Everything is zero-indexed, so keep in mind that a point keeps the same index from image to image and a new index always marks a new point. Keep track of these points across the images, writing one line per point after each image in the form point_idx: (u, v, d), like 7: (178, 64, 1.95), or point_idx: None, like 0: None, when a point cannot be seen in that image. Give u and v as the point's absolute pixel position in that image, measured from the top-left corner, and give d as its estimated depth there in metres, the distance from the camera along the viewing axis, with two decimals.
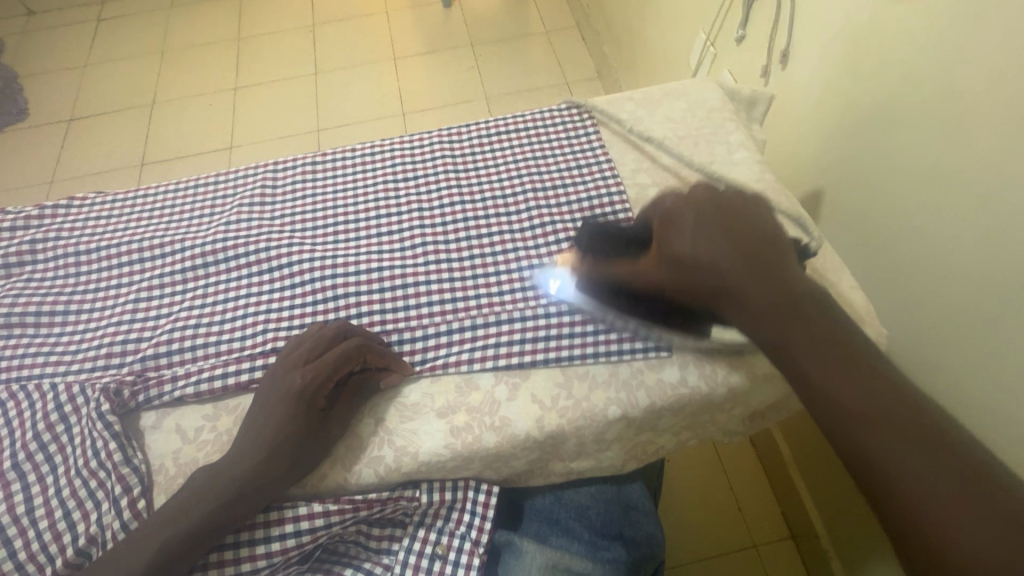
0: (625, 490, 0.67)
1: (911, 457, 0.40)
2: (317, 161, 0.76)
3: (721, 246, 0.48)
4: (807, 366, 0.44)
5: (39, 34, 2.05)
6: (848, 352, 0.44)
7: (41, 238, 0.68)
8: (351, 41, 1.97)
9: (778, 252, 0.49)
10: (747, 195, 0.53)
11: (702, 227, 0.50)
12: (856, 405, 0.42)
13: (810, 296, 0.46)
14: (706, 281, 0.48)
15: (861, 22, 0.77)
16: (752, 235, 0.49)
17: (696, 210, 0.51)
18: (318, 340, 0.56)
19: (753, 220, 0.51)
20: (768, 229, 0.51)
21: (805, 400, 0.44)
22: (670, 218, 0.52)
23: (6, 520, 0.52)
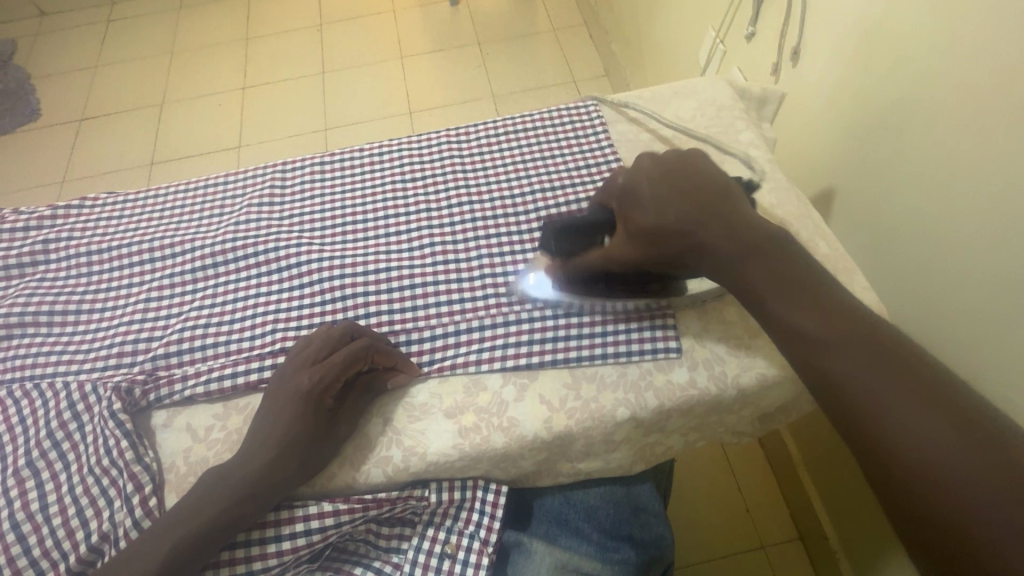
0: (635, 489, 0.66)
1: (904, 404, 0.39)
2: (325, 161, 0.76)
3: (681, 209, 0.51)
4: (781, 311, 0.46)
5: (51, 35, 2.07)
6: (828, 297, 0.45)
7: (53, 238, 0.69)
8: (358, 40, 1.98)
9: (733, 203, 0.52)
10: (694, 153, 0.56)
11: (660, 199, 0.52)
12: (840, 349, 0.42)
13: (769, 240, 0.49)
14: (673, 243, 0.51)
15: (873, 18, 0.76)
16: (708, 193, 0.52)
17: (649, 182, 0.54)
18: (326, 340, 0.56)
19: (707, 176, 0.54)
20: (722, 181, 0.53)
21: (782, 345, 0.46)
22: (630, 193, 0.55)
23: (21, 517, 0.52)
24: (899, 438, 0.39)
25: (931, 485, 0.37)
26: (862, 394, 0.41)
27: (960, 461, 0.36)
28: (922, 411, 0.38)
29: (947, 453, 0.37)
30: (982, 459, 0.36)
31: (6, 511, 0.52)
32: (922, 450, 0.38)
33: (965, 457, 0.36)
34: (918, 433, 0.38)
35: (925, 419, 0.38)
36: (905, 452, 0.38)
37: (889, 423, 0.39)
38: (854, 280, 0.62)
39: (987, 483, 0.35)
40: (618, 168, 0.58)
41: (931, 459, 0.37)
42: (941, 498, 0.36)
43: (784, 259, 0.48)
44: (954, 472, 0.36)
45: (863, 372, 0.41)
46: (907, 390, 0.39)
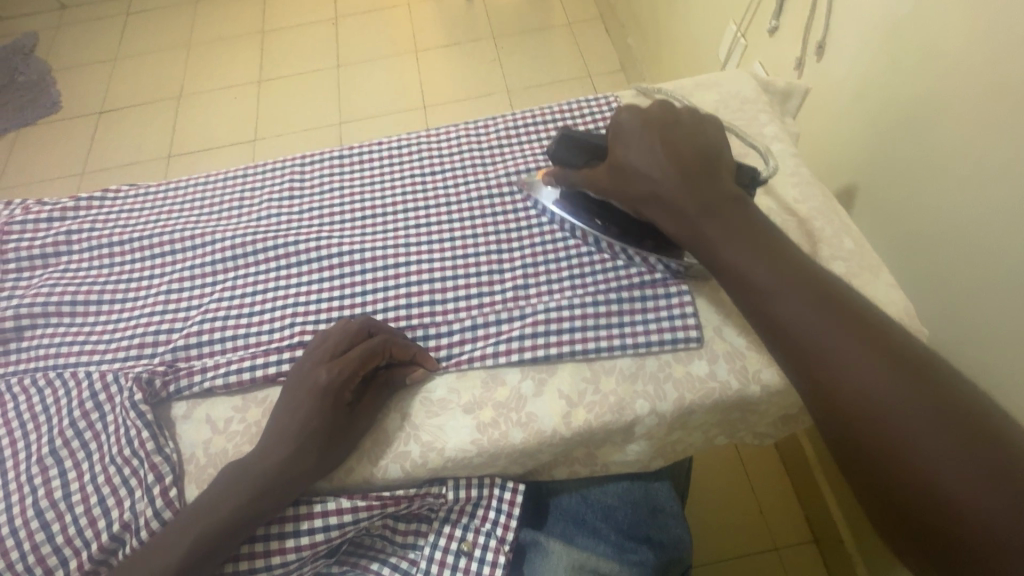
0: (652, 489, 0.65)
1: (864, 365, 0.41)
2: (344, 155, 0.76)
3: (661, 157, 0.52)
4: (748, 271, 0.46)
5: (71, 28, 2.09)
6: (796, 262, 0.46)
7: (76, 230, 0.69)
8: (373, 33, 1.97)
9: (716, 163, 0.52)
10: (698, 113, 0.57)
11: (647, 142, 0.54)
12: (803, 307, 0.44)
13: (739, 203, 0.50)
14: (646, 192, 0.53)
15: (904, 10, 0.74)
16: (691, 146, 0.53)
17: (644, 124, 0.55)
18: (343, 334, 0.56)
19: (696, 135, 0.54)
20: (711, 144, 0.54)
21: (744, 307, 0.47)
22: (621, 131, 0.56)
23: (45, 505, 0.53)
24: (866, 405, 0.40)
25: (902, 455, 0.38)
26: (828, 361, 0.42)
27: (918, 427, 0.38)
28: (883, 372, 0.40)
29: (914, 423, 0.38)
30: (946, 430, 0.37)
31: (31, 498, 0.53)
32: (888, 419, 0.39)
33: (925, 428, 0.38)
34: (884, 401, 0.39)
35: (890, 387, 0.40)
36: (872, 421, 0.40)
37: (857, 390, 0.40)
38: (883, 279, 0.60)
39: (954, 453, 0.37)
40: (623, 105, 0.59)
41: (900, 429, 0.39)
42: (909, 466, 0.38)
43: (753, 224, 0.49)
44: (920, 440, 0.38)
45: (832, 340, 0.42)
46: (866, 352, 0.41)
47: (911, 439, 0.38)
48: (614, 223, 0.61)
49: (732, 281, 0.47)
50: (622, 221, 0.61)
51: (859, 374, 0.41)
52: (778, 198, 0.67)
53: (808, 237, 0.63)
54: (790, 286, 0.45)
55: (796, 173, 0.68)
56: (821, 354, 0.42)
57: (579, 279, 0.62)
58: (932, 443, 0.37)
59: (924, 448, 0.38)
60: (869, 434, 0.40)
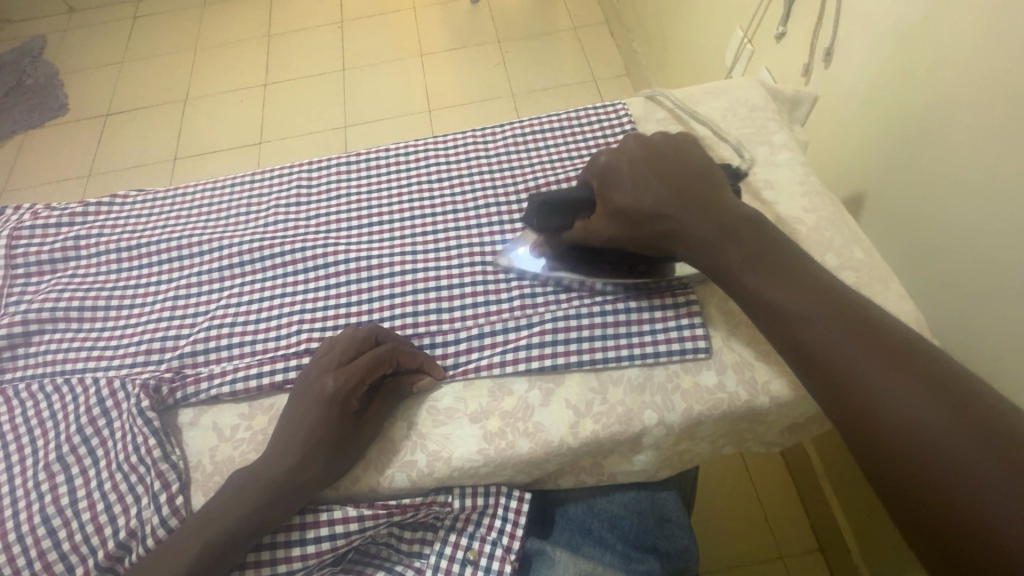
0: (659, 498, 0.65)
1: (893, 386, 0.40)
2: (351, 161, 0.76)
3: (658, 187, 0.53)
4: (761, 289, 0.47)
5: (79, 31, 2.11)
6: (806, 276, 0.47)
7: (84, 235, 0.70)
8: (378, 37, 1.98)
9: (712, 185, 0.53)
10: (680, 139, 0.58)
11: (639, 178, 0.54)
12: (823, 332, 0.44)
13: (747, 223, 0.51)
14: (654, 224, 0.53)
15: (913, 18, 0.73)
16: (684, 172, 0.54)
17: (630, 161, 0.55)
18: (350, 342, 0.56)
19: (682, 161, 0.55)
20: (700, 166, 0.55)
21: (763, 327, 0.48)
22: (608, 171, 0.56)
23: (51, 511, 0.53)
24: (895, 422, 0.39)
25: (940, 473, 0.37)
26: (849, 380, 0.42)
27: (962, 446, 0.37)
28: (914, 391, 0.39)
29: (948, 437, 0.37)
30: (981, 442, 0.36)
31: (37, 504, 0.53)
32: (921, 435, 0.38)
33: (970, 446, 0.36)
34: (914, 415, 0.39)
35: (917, 400, 0.39)
36: (904, 438, 0.39)
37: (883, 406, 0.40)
38: (893, 289, 0.60)
39: (987, 464, 0.36)
40: (601, 148, 0.59)
41: (933, 445, 0.37)
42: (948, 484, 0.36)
43: (761, 241, 0.50)
44: (957, 454, 0.37)
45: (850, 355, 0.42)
46: (893, 370, 0.41)
47: (960, 461, 0.36)
48: (607, 264, 0.59)
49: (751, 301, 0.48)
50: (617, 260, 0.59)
51: (884, 390, 0.40)
52: (786, 207, 0.66)
53: (816, 247, 0.63)
54: (801, 304, 0.45)
55: (804, 182, 0.68)
56: (842, 372, 0.42)
57: (586, 289, 0.62)
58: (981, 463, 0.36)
59: (962, 463, 0.36)
60: (901, 452, 0.39)
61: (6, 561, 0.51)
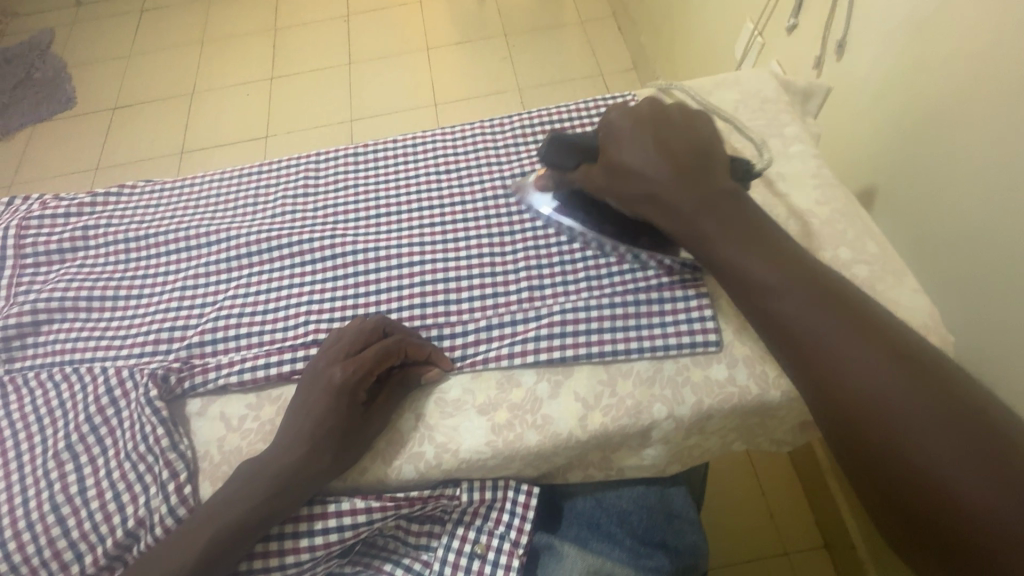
0: (667, 494, 0.65)
1: (869, 369, 0.41)
2: (358, 152, 0.75)
3: (654, 155, 0.52)
4: (744, 265, 0.47)
5: (87, 25, 2.11)
6: (794, 258, 0.47)
7: (92, 225, 0.70)
8: (384, 31, 1.97)
9: (710, 160, 0.53)
10: (690, 109, 0.57)
11: (638, 142, 0.54)
12: (806, 308, 0.44)
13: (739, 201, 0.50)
14: (641, 190, 0.52)
15: (929, 8, 0.72)
16: (684, 143, 0.53)
17: (633, 124, 0.55)
18: (358, 333, 0.56)
19: (687, 131, 0.54)
20: (704, 139, 0.54)
21: (741, 302, 0.48)
22: (612, 130, 0.56)
23: (61, 499, 0.53)
24: (864, 401, 0.40)
25: (902, 453, 0.39)
26: (823, 356, 0.42)
27: (926, 435, 0.38)
28: (888, 378, 0.40)
29: (914, 422, 0.39)
30: (947, 428, 0.38)
31: (47, 493, 0.53)
32: (888, 416, 0.39)
33: (932, 436, 0.38)
34: (883, 398, 0.40)
35: (887, 384, 0.40)
36: (871, 417, 0.40)
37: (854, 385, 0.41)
38: (907, 284, 0.59)
39: (947, 454, 0.37)
40: (612, 104, 0.59)
41: (899, 427, 0.39)
42: (909, 464, 0.38)
43: (749, 220, 0.49)
44: (919, 437, 0.38)
45: (829, 335, 0.43)
46: (871, 355, 0.41)
47: (921, 450, 0.38)
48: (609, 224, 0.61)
49: (729, 276, 0.48)
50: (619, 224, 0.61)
51: (856, 370, 0.41)
52: (799, 200, 0.65)
53: (829, 240, 0.62)
54: (785, 281, 0.45)
55: (816, 174, 0.67)
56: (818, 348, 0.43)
57: (595, 281, 0.61)
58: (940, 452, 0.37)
59: (924, 445, 0.38)
60: (866, 430, 0.40)
61: (17, 548, 0.52)
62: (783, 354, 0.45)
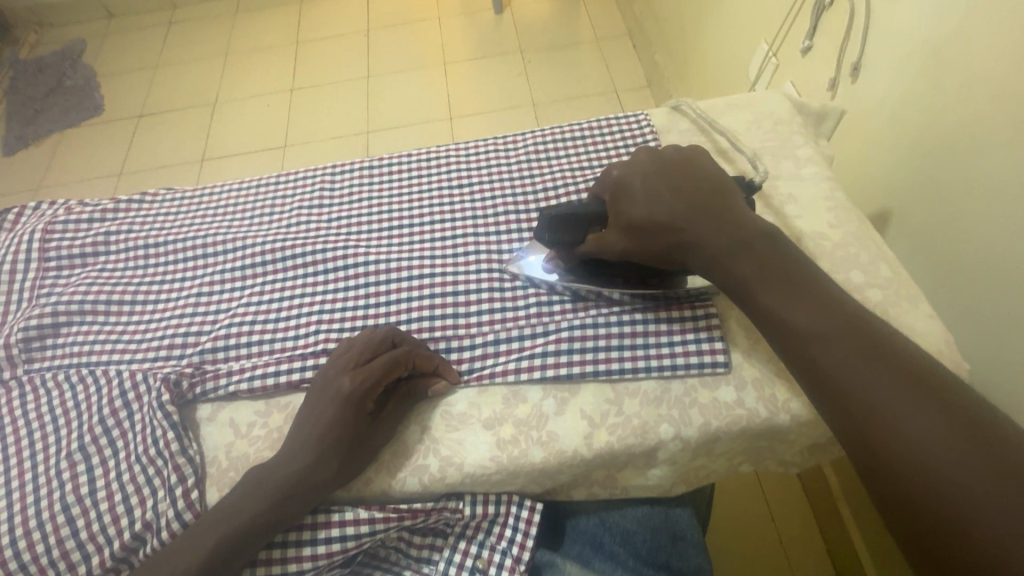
0: (673, 514, 0.63)
1: (904, 405, 0.40)
2: (374, 165, 0.77)
3: (668, 202, 0.53)
4: (773, 305, 0.47)
5: (116, 36, 2.18)
6: (824, 294, 0.47)
7: (114, 231, 0.72)
8: (403, 46, 2.01)
9: (722, 198, 0.53)
10: (686, 152, 0.57)
11: (651, 193, 0.54)
12: (832, 349, 0.44)
13: (757, 236, 0.50)
14: (663, 235, 0.53)
15: (946, 33, 0.72)
16: (700, 187, 0.54)
17: (644, 176, 0.55)
18: (366, 345, 0.56)
19: (694, 176, 0.55)
20: (713, 181, 0.55)
21: (775, 342, 0.47)
22: (620, 187, 0.56)
23: (71, 500, 0.54)
24: (905, 444, 0.39)
25: (953, 495, 0.37)
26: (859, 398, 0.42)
27: (971, 471, 0.37)
28: (922, 413, 0.39)
29: (955, 453, 0.38)
30: (991, 464, 0.37)
31: (58, 493, 0.54)
32: (935, 459, 0.38)
33: (977, 470, 0.37)
34: (924, 438, 0.39)
35: (929, 425, 0.39)
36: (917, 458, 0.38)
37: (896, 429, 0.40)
38: (921, 309, 0.58)
39: (994, 488, 0.36)
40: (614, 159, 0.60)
41: (950, 469, 0.37)
42: (964, 508, 0.36)
43: (778, 256, 0.49)
44: (971, 479, 0.37)
45: (856, 371, 0.42)
46: (903, 391, 0.41)
47: (971, 487, 0.36)
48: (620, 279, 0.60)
49: (762, 316, 0.48)
50: (632, 277, 0.59)
51: (893, 414, 0.40)
52: (812, 221, 0.65)
53: (841, 263, 0.62)
54: (816, 320, 0.45)
55: (828, 196, 0.67)
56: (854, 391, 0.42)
57: (604, 299, 0.61)
58: (989, 487, 0.36)
59: (979, 490, 0.36)
60: (911, 474, 0.39)
61: (26, 548, 0.52)
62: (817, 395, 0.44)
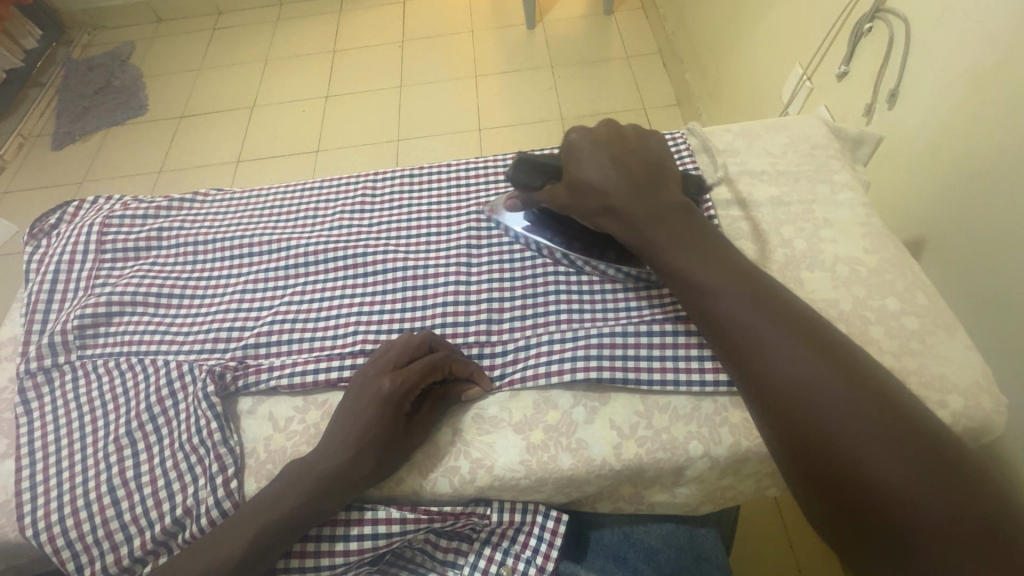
0: (698, 534, 0.63)
1: (813, 374, 0.45)
2: (415, 174, 0.79)
3: (611, 171, 0.57)
4: (702, 273, 0.52)
5: (164, 40, 2.28)
6: (744, 267, 0.52)
7: (167, 227, 0.75)
8: (436, 57, 2.06)
9: (660, 175, 0.58)
10: (638, 130, 0.62)
11: (598, 161, 0.58)
12: (752, 316, 0.49)
13: (687, 214, 0.56)
14: (603, 201, 0.57)
15: (989, 65, 0.72)
16: (639, 162, 0.58)
17: (594, 144, 0.59)
18: (406, 346, 0.58)
19: (640, 152, 0.59)
20: (656, 157, 0.59)
21: (693, 306, 0.52)
22: (572, 152, 0.60)
23: (117, 482, 0.57)
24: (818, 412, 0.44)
25: (863, 462, 0.41)
26: (763, 349, 0.47)
27: (882, 444, 0.41)
28: (831, 383, 0.44)
29: (865, 425, 0.42)
30: (894, 437, 0.42)
31: (105, 475, 0.57)
32: (836, 416, 0.43)
33: (885, 443, 0.41)
34: (834, 408, 0.44)
35: (837, 391, 0.44)
36: (815, 406, 0.44)
37: (795, 378, 0.46)
38: (958, 339, 0.58)
39: (896, 457, 0.41)
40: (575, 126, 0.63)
41: (861, 439, 0.42)
42: (868, 468, 0.41)
43: (704, 234, 0.55)
44: (874, 441, 0.42)
45: (772, 339, 0.47)
46: (811, 361, 0.46)
47: (879, 459, 0.41)
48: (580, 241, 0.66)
49: (687, 280, 0.52)
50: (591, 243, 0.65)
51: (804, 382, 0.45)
52: (847, 246, 0.65)
53: (878, 288, 0.62)
54: (735, 288, 0.50)
55: (865, 222, 0.67)
56: (761, 344, 0.48)
57: (634, 311, 0.63)
58: (889, 460, 0.41)
59: (875, 449, 0.41)
60: (822, 440, 0.43)
61: (73, 526, 0.55)
62: (730, 347, 0.50)
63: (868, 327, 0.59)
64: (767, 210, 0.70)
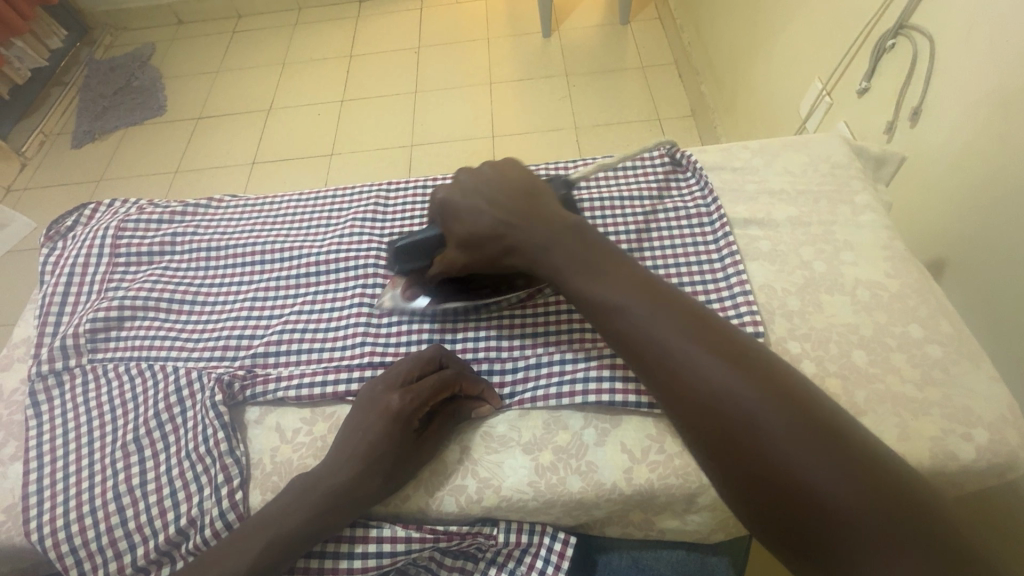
0: (710, 563, 0.61)
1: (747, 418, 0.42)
2: (428, 185, 0.79)
3: (489, 211, 0.55)
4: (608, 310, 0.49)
5: (184, 41, 2.31)
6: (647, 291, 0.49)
7: (181, 232, 0.76)
8: (451, 64, 2.07)
9: (540, 198, 0.56)
10: (503, 159, 0.60)
11: (476, 205, 0.55)
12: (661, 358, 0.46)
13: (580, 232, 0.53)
14: (495, 242, 0.54)
15: (1016, 87, 0.70)
16: (515, 191, 0.56)
17: (466, 190, 0.57)
18: (414, 362, 0.57)
19: (514, 180, 0.57)
20: (530, 183, 0.57)
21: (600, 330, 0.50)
22: (446, 205, 0.58)
23: (123, 489, 0.56)
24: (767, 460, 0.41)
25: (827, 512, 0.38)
26: (673, 384, 0.45)
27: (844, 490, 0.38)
28: (763, 422, 0.41)
29: (818, 466, 0.39)
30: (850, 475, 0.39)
31: (111, 481, 0.57)
32: (782, 461, 0.40)
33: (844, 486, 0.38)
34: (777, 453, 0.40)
35: (775, 433, 0.41)
36: (763, 457, 0.41)
37: (698, 413, 0.44)
38: (984, 369, 0.56)
39: (857, 502, 0.38)
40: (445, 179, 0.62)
41: (820, 484, 0.39)
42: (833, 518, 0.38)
43: (604, 254, 0.52)
44: (835, 486, 0.39)
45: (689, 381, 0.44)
46: (736, 400, 0.42)
47: (843, 508, 0.38)
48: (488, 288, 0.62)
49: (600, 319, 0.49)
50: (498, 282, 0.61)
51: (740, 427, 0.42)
52: (869, 270, 0.64)
53: (901, 315, 0.60)
54: (638, 323, 0.47)
55: (887, 246, 0.65)
56: (663, 375, 0.46)
57: None
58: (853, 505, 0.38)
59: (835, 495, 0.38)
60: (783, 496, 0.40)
61: (78, 532, 0.55)
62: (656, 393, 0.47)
63: (890, 355, 0.57)
64: (786, 231, 0.68)
